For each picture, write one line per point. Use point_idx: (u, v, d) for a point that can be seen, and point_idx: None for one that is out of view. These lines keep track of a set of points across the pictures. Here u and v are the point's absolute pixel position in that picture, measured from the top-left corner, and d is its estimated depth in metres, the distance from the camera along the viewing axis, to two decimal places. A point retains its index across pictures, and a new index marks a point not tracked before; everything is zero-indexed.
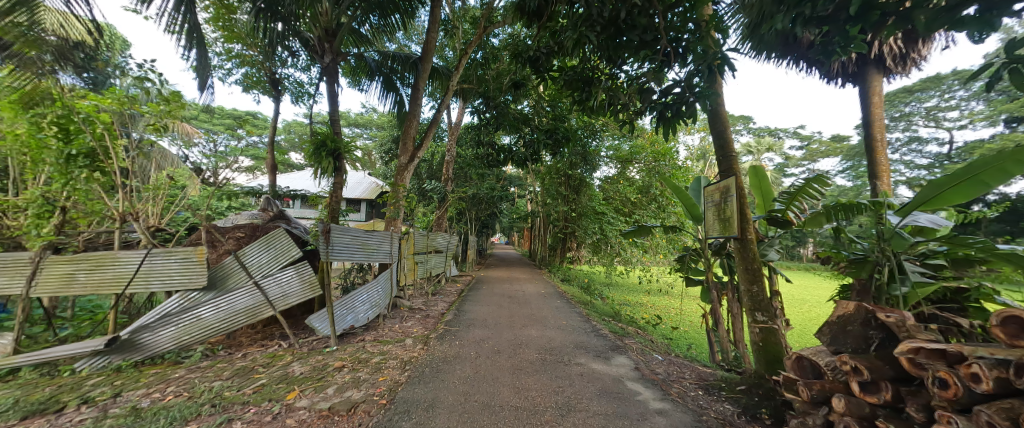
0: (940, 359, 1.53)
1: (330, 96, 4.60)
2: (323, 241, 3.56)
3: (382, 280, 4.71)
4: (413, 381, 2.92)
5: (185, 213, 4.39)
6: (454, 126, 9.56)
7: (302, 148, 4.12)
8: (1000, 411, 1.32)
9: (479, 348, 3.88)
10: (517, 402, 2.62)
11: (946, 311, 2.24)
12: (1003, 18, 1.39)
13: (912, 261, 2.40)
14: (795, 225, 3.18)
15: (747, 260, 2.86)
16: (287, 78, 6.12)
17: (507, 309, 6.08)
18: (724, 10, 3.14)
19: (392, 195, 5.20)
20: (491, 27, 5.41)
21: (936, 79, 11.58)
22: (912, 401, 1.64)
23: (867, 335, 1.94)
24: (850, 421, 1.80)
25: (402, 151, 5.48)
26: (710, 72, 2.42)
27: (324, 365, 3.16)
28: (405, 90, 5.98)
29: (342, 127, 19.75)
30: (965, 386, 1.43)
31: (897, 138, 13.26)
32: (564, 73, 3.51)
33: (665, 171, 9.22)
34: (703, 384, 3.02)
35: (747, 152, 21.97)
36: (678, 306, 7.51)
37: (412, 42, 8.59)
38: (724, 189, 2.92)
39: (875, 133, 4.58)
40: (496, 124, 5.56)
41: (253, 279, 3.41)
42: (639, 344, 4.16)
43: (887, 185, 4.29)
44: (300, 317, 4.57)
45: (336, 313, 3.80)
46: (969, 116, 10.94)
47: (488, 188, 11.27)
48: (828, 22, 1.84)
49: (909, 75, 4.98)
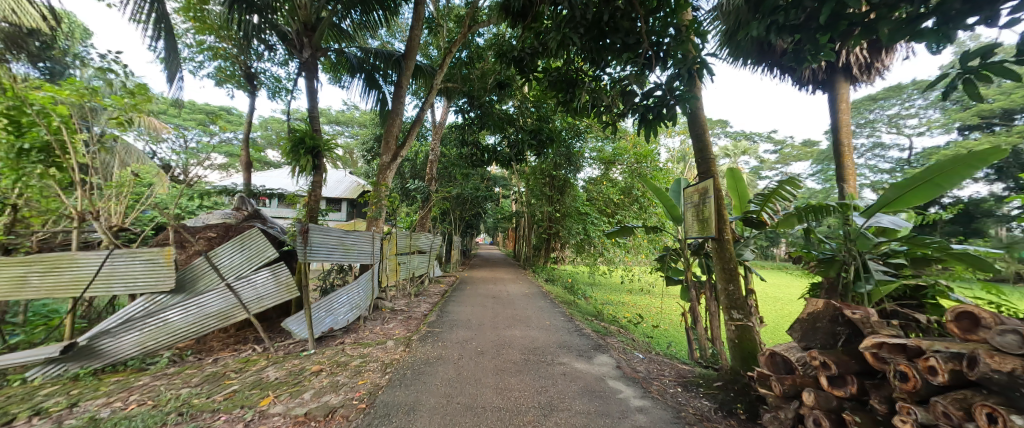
0: (901, 353, 1.61)
1: (310, 92, 4.46)
2: (300, 242, 3.43)
3: (363, 281, 4.62)
4: (394, 384, 2.87)
5: (152, 211, 4.17)
6: (438, 126, 9.47)
7: (280, 145, 3.98)
8: (954, 401, 1.40)
9: (462, 349, 3.84)
10: (500, 403, 2.61)
11: (906, 308, 2.37)
12: (959, 31, 1.46)
13: (876, 260, 2.53)
14: (769, 225, 3.29)
15: (725, 260, 2.94)
16: (263, 73, 5.92)
17: (491, 309, 6.07)
18: (703, 16, 3.23)
19: (374, 194, 5.09)
20: (476, 26, 5.38)
21: (897, 88, 12.27)
22: (875, 394, 1.73)
23: (835, 331, 2.02)
24: (818, 414, 1.88)
25: (384, 150, 5.36)
26: (690, 76, 2.48)
27: (301, 369, 3.06)
28: (388, 88, 5.88)
29: (322, 125, 19.25)
30: (923, 378, 1.52)
31: (863, 144, 14.00)
32: (548, 74, 3.53)
33: (647, 172, 9.41)
34: (682, 382, 3.08)
35: (725, 156, 22.68)
36: (659, 305, 7.68)
37: (395, 39, 8.44)
38: (702, 191, 3.00)
39: (842, 139, 4.79)
40: (480, 123, 5.72)
41: (225, 280, 3.28)
42: (621, 343, 4.22)
43: (853, 188, 4.50)
44: (275, 319, 4.43)
45: (315, 316, 3.69)
46: (927, 124, 11.66)
47: (473, 188, 11.22)
48: (800, 30, 1.92)
49: (873, 84, 5.26)
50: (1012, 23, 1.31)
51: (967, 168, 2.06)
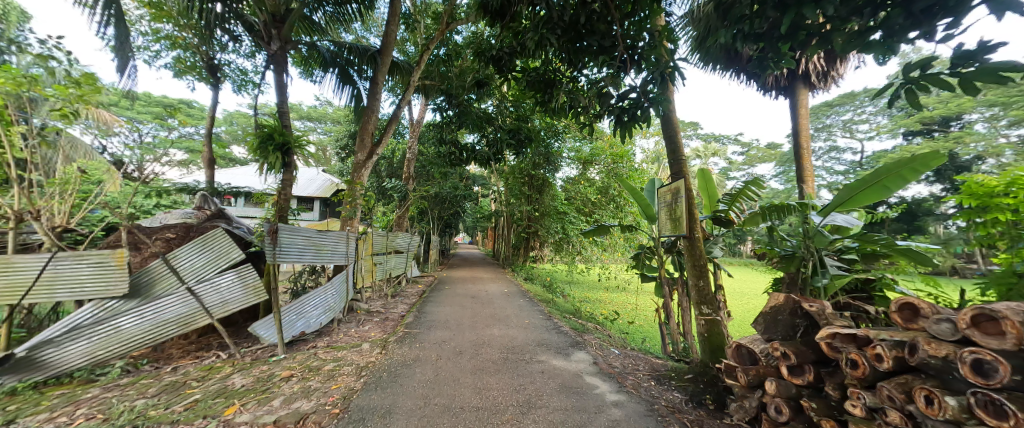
0: (852, 342, 1.74)
1: (278, 86, 4.28)
2: (269, 242, 3.27)
3: (337, 282, 4.48)
4: (369, 387, 2.81)
5: (102, 211, 3.87)
6: (415, 123, 9.30)
7: (246, 141, 3.78)
8: (898, 386, 1.52)
9: (441, 350, 3.80)
10: (478, 402, 2.61)
11: (857, 300, 2.54)
12: (901, 44, 1.57)
13: (830, 256, 2.69)
14: (736, 224, 3.45)
15: (695, 257, 3.05)
16: (227, 65, 5.61)
17: (470, 309, 6.04)
18: (675, 21, 3.36)
19: (349, 193, 4.93)
20: (454, 23, 5.30)
21: (850, 95, 13.18)
22: (829, 381, 1.85)
23: (794, 323, 2.14)
24: (779, 401, 1.99)
25: (359, 148, 5.20)
26: (663, 79, 2.56)
27: (269, 375, 2.93)
28: (364, 84, 5.71)
29: (293, 120, 18.48)
30: (871, 365, 1.63)
31: (820, 147, 14.96)
32: (526, 74, 3.53)
33: (623, 172, 9.66)
34: (655, 375, 3.19)
35: (696, 157, 23.49)
36: (634, 302, 7.89)
37: (371, 34, 8.22)
38: (674, 190, 3.10)
39: (802, 142, 5.10)
40: (459, 121, 5.58)
41: (186, 284, 3.11)
42: (598, 340, 4.30)
43: (812, 188, 4.81)
44: (242, 324, 4.23)
45: (285, 319, 3.55)
46: (876, 129, 12.61)
47: (451, 187, 11.11)
48: (763, 38, 2.03)
49: (829, 91, 5.61)
50: (947, 38, 1.42)
51: (911, 171, 2.24)
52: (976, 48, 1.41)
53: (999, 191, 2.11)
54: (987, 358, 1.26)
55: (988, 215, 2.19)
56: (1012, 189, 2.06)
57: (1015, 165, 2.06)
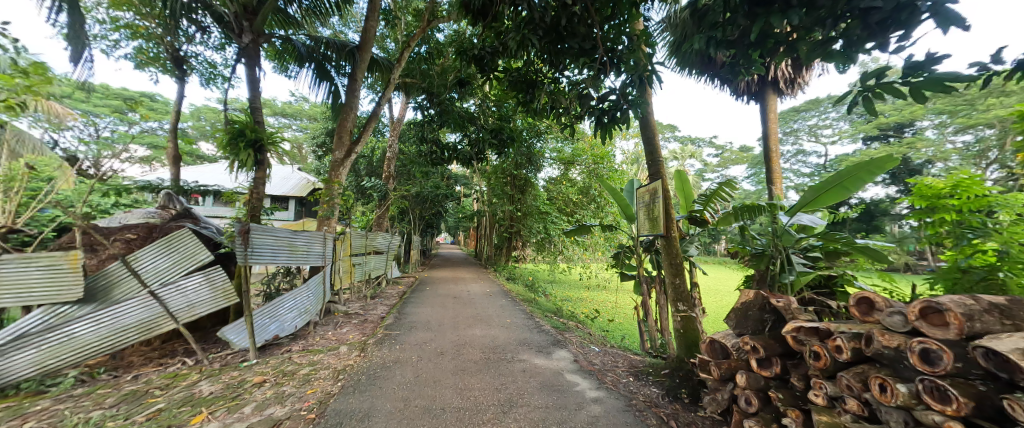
0: (815, 335, 1.84)
1: (250, 81, 4.11)
2: (240, 244, 3.13)
3: (313, 284, 4.34)
4: (347, 391, 2.74)
5: (53, 210, 3.60)
6: (396, 122, 9.14)
7: (214, 138, 3.60)
8: (855, 375, 1.61)
9: (421, 351, 3.75)
10: (459, 402, 2.59)
11: (821, 295, 2.69)
12: (859, 54, 1.68)
13: (797, 254, 2.83)
14: (710, 223, 3.56)
15: (672, 256, 3.14)
16: (194, 57, 5.33)
17: (451, 309, 6.00)
18: (653, 26, 3.46)
19: (326, 192, 4.78)
20: (435, 21, 5.22)
21: (815, 102, 13.91)
22: (795, 372, 1.95)
23: (763, 318, 2.24)
24: (749, 393, 2.07)
25: (337, 146, 5.07)
26: (641, 82, 2.64)
27: (240, 381, 2.82)
28: (342, 80, 5.55)
29: (266, 116, 17.76)
30: (832, 356, 1.73)
31: (788, 151, 15.72)
32: (508, 74, 3.54)
33: (603, 173, 9.83)
34: (634, 371, 3.26)
35: (673, 159, 24.13)
36: (614, 300, 8.04)
37: (349, 29, 8.01)
38: (652, 191, 3.18)
39: (771, 145, 5.35)
40: (440, 120, 5.59)
41: (148, 287, 2.94)
42: (578, 338, 4.37)
43: (780, 189, 5.04)
44: (211, 329, 4.04)
45: (257, 323, 3.41)
46: (839, 134, 13.37)
47: (433, 186, 10.98)
48: (735, 45, 2.12)
49: (796, 97, 5.91)
50: (899, 49, 1.52)
51: (867, 173, 2.40)
52: (924, 59, 1.51)
53: (945, 193, 2.29)
54: (933, 347, 1.35)
55: (936, 215, 2.36)
56: (957, 191, 2.24)
57: (959, 169, 2.23)
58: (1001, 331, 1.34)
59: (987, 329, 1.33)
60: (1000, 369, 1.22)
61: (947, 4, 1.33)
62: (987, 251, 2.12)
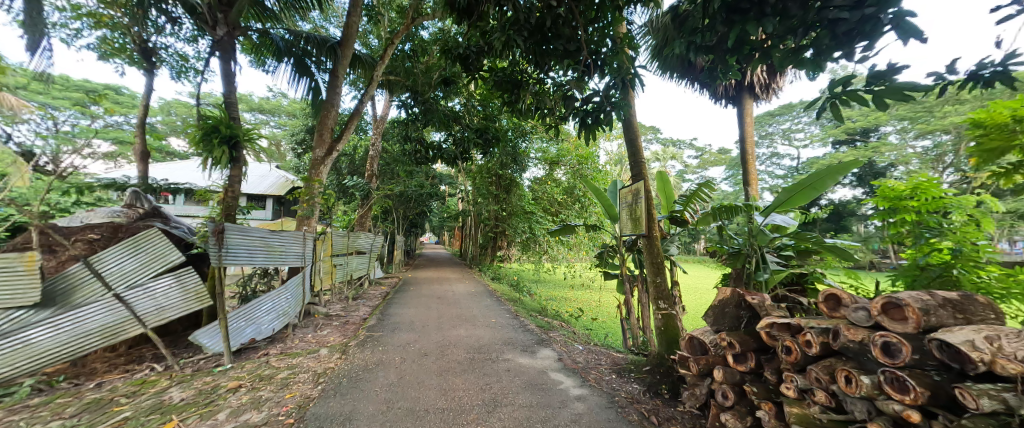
0: (786, 330, 1.92)
1: (225, 75, 3.96)
2: (213, 244, 3.00)
3: (292, 286, 4.21)
4: (327, 394, 2.68)
5: (4, 209, 3.36)
6: (379, 120, 8.98)
7: (186, 134, 3.45)
8: (824, 368, 1.69)
9: (404, 352, 3.71)
10: (443, 403, 2.58)
11: (794, 292, 2.80)
12: (827, 62, 1.76)
13: (772, 253, 2.94)
14: (690, 223, 3.65)
15: (653, 255, 3.20)
16: (164, 49, 5.09)
17: (436, 310, 5.94)
18: (635, 30, 3.54)
19: (305, 191, 4.66)
20: (419, 18, 5.15)
21: (789, 106, 14.51)
22: (768, 366, 2.03)
23: (739, 315, 2.32)
24: (725, 387, 2.14)
25: (317, 143, 4.94)
26: (624, 85, 2.71)
27: (213, 387, 2.71)
28: (322, 76, 5.40)
29: (242, 112, 17.11)
30: (802, 350, 1.80)
31: (763, 153, 16.35)
32: (494, 74, 3.54)
33: (588, 173, 9.97)
34: (616, 369, 3.32)
35: (655, 160, 24.62)
36: (597, 299, 8.17)
37: (330, 25, 7.82)
38: (635, 191, 3.24)
39: (747, 148, 5.55)
40: (425, 119, 5.55)
41: (113, 291, 2.78)
42: (562, 337, 4.42)
43: (756, 190, 5.24)
44: (182, 333, 3.88)
45: (232, 326, 3.27)
46: (810, 137, 13.99)
47: (417, 185, 10.85)
48: (713, 50, 2.18)
49: (771, 102, 6.14)
50: (863, 59, 1.59)
51: (834, 175, 2.52)
52: (885, 69, 1.59)
53: (906, 194, 2.43)
54: (893, 340, 1.43)
55: (898, 215, 2.50)
56: (916, 192, 2.39)
57: (918, 172, 2.38)
58: (955, 324, 1.43)
59: (941, 323, 1.42)
60: (953, 360, 1.31)
61: (907, 17, 1.41)
62: (943, 249, 2.27)
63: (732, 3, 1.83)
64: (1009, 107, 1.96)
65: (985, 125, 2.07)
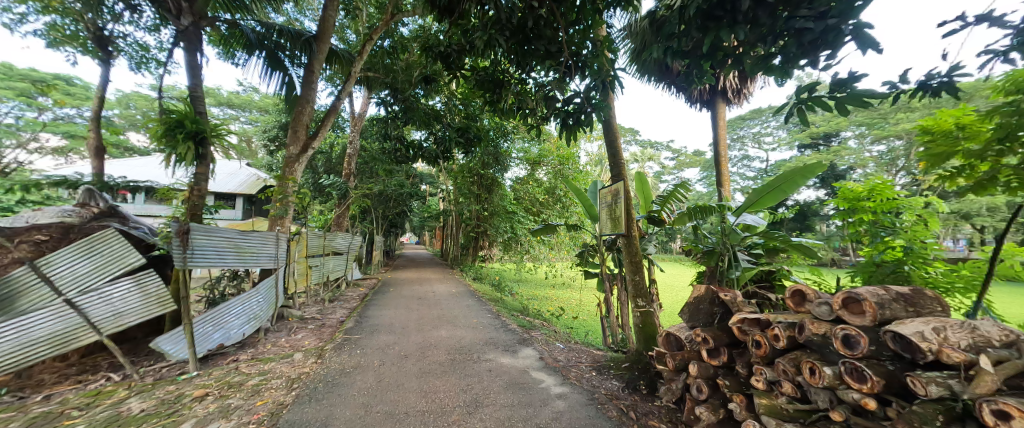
0: (756, 325, 2.00)
1: (190, 67, 3.75)
2: (177, 245, 2.84)
3: (263, 288, 4.04)
4: (302, 400, 2.59)
5: None
6: (357, 117, 8.75)
7: (147, 128, 3.25)
8: (790, 360, 1.77)
9: (383, 355, 3.63)
10: (423, 406, 2.54)
11: (763, 289, 2.93)
12: (794, 69, 1.84)
13: (743, 251, 3.06)
14: (667, 223, 3.73)
15: (632, 254, 3.27)
16: (122, 38, 4.77)
17: (416, 311, 5.86)
18: (616, 33, 3.61)
19: (279, 190, 4.49)
20: (399, 15, 5.04)
21: (759, 111, 15.19)
22: (739, 360, 2.11)
23: (712, 311, 2.39)
24: (700, 381, 2.21)
25: (291, 140, 4.76)
26: (604, 86, 2.76)
27: (177, 396, 2.56)
28: (296, 71, 5.19)
29: (209, 107, 16.27)
30: (771, 344, 1.88)
31: (735, 156, 17.07)
32: (476, 73, 3.53)
33: (569, 173, 10.09)
34: (596, 366, 3.38)
35: (634, 161, 25.13)
36: (578, 298, 8.28)
37: (305, 18, 7.54)
38: (614, 192, 3.29)
39: (720, 150, 5.77)
40: (405, 118, 5.47)
41: (63, 295, 2.59)
42: (544, 336, 4.45)
43: (728, 191, 5.45)
44: (143, 339, 3.64)
45: (198, 331, 3.09)
46: (778, 141, 14.72)
47: (397, 185, 10.64)
48: (689, 55, 2.26)
49: (742, 106, 6.40)
50: (827, 67, 1.68)
51: (800, 177, 2.66)
52: (847, 77, 1.68)
53: (863, 196, 2.61)
54: (852, 333, 1.52)
55: (856, 216, 2.67)
56: (873, 194, 2.56)
57: (874, 175, 2.57)
58: (907, 317, 1.53)
59: (895, 316, 1.52)
60: (905, 350, 1.40)
61: (865, 29, 1.50)
62: (896, 247, 2.45)
63: (707, 10, 1.88)
64: (953, 115, 2.15)
65: (932, 131, 2.25)
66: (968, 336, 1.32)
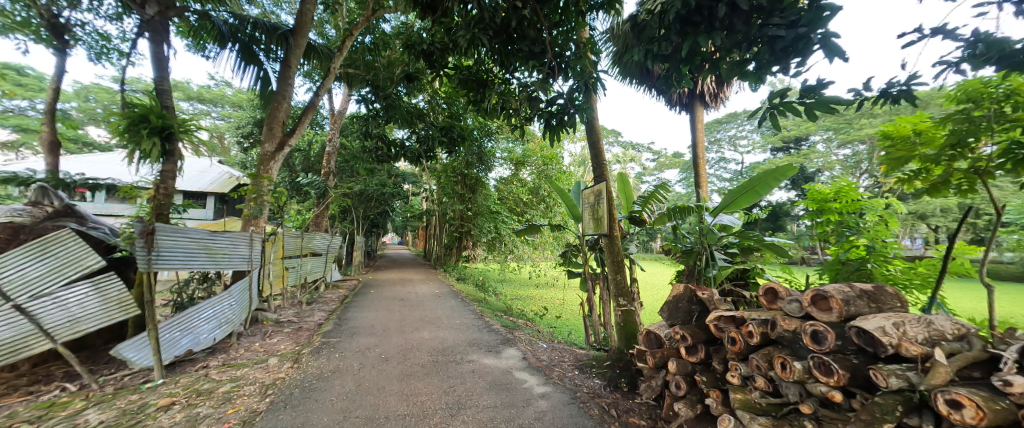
0: (732, 323, 2.06)
1: (155, 59, 3.56)
2: (141, 246, 2.68)
3: (236, 291, 3.88)
4: (276, 407, 2.50)
5: None
6: (337, 114, 8.53)
7: (107, 123, 3.06)
8: (763, 356, 1.83)
9: (363, 358, 3.55)
10: (404, 409, 2.50)
11: (738, 286, 3.03)
12: (767, 75, 1.91)
13: (720, 251, 3.15)
14: (648, 223, 3.80)
15: (614, 254, 3.32)
16: (80, 26, 4.47)
17: (398, 312, 5.76)
18: (598, 36, 3.66)
19: (253, 189, 4.32)
20: (381, 11, 4.94)
21: (734, 115, 15.75)
22: (716, 356, 2.17)
23: (691, 309, 2.45)
24: (678, 378, 2.26)
25: (266, 138, 4.59)
26: (587, 88, 2.80)
27: (140, 406, 2.42)
28: (272, 66, 4.99)
29: (178, 101, 15.51)
30: (745, 341, 1.94)
31: (712, 158, 17.63)
32: (459, 71, 3.49)
33: (552, 173, 10.17)
34: (579, 365, 3.41)
35: (616, 162, 25.50)
36: (561, 297, 8.35)
37: (282, 11, 7.28)
38: (597, 192, 3.33)
39: (698, 152, 5.94)
40: (387, 116, 5.37)
41: (12, 301, 2.38)
42: (527, 336, 4.45)
43: (705, 193, 5.61)
44: (103, 347, 3.42)
45: (164, 337, 2.94)
46: (753, 144, 15.29)
47: (379, 184, 10.43)
48: (669, 59, 2.32)
49: (719, 110, 6.61)
50: (797, 74, 1.75)
51: (772, 179, 2.77)
52: (816, 84, 1.76)
53: (830, 197, 2.75)
54: (820, 329, 1.58)
55: (824, 216, 2.80)
56: (839, 196, 2.70)
57: (840, 177, 2.70)
58: (869, 313, 1.62)
59: (857, 312, 1.60)
60: (868, 344, 1.47)
61: (832, 38, 1.57)
62: (859, 246, 2.57)
63: (685, 15, 1.93)
64: (910, 121, 2.30)
65: (893, 137, 2.37)
66: (925, 330, 1.40)
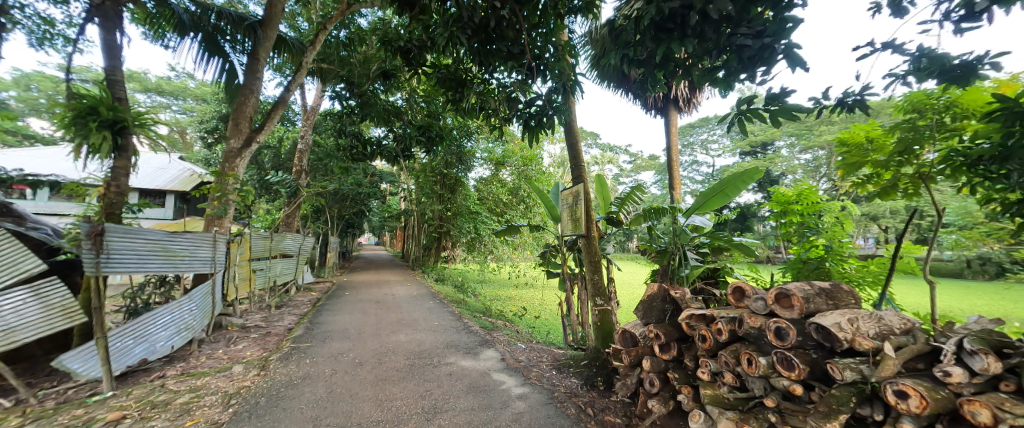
0: (702, 321, 2.12)
1: (106, 46, 3.31)
2: (89, 249, 2.47)
3: (197, 295, 3.65)
4: (240, 417, 2.37)
5: None
6: (310, 111, 8.23)
7: (50, 114, 2.81)
8: (732, 352, 1.90)
9: (336, 363, 3.42)
10: (378, 415, 2.44)
11: (709, 285, 3.13)
12: (735, 82, 1.98)
13: (692, 250, 3.24)
14: (625, 224, 3.87)
15: (592, 254, 3.36)
16: (19, 9, 4.11)
17: (374, 314, 5.62)
18: (577, 39, 3.70)
19: (216, 187, 4.09)
20: (356, 5, 4.74)
21: (706, 119, 16.38)
22: (687, 353, 2.23)
23: (664, 307, 2.51)
24: (652, 375, 2.32)
25: (232, 133, 4.36)
26: (565, 90, 2.85)
27: (86, 421, 2.23)
28: (238, 58, 4.75)
29: (134, 93, 14.56)
30: (715, 338, 2.00)
31: (685, 161, 18.26)
32: (437, 70, 3.43)
33: (532, 174, 10.25)
34: (556, 365, 3.44)
35: (594, 164, 25.96)
36: (540, 297, 8.40)
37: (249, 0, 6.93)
38: (575, 193, 3.37)
39: (672, 155, 6.13)
40: (362, 113, 5.22)
41: None
42: (506, 336, 4.44)
43: (679, 194, 5.79)
44: (44, 359, 3.13)
45: (115, 345, 2.73)
46: (723, 148, 15.96)
47: (354, 183, 10.16)
48: (644, 64, 2.37)
49: (691, 115, 6.83)
50: (762, 82, 1.82)
51: (741, 182, 2.88)
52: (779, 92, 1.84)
53: (793, 199, 2.91)
54: (784, 325, 1.65)
55: (788, 217, 2.94)
56: (800, 198, 2.86)
57: (801, 181, 2.87)
58: (827, 309, 1.71)
59: (817, 309, 1.69)
60: (826, 339, 1.56)
61: (795, 49, 1.65)
62: (818, 245, 2.71)
63: (659, 22, 1.97)
64: (864, 129, 2.42)
65: (848, 144, 2.52)
66: (875, 326, 1.51)
